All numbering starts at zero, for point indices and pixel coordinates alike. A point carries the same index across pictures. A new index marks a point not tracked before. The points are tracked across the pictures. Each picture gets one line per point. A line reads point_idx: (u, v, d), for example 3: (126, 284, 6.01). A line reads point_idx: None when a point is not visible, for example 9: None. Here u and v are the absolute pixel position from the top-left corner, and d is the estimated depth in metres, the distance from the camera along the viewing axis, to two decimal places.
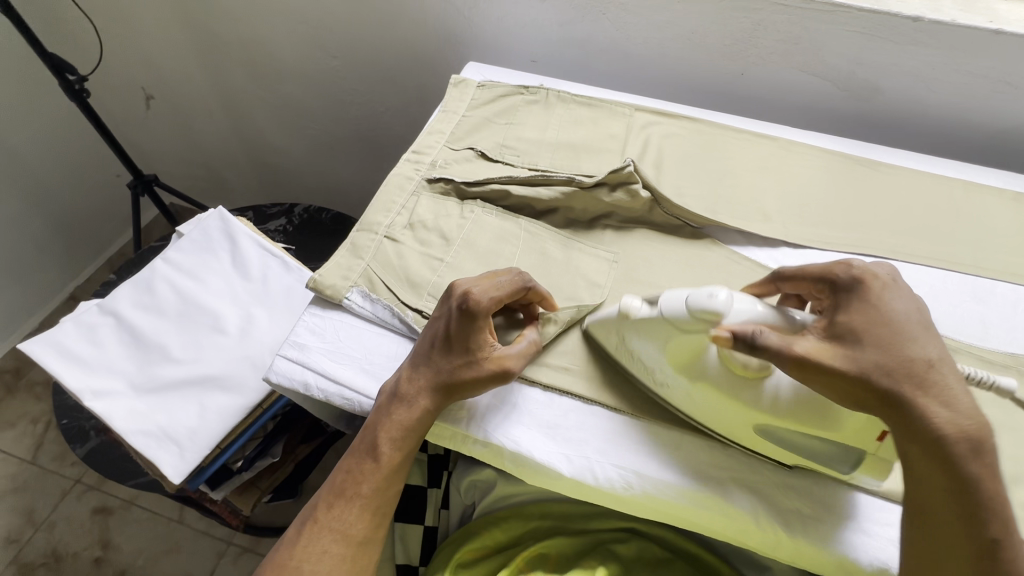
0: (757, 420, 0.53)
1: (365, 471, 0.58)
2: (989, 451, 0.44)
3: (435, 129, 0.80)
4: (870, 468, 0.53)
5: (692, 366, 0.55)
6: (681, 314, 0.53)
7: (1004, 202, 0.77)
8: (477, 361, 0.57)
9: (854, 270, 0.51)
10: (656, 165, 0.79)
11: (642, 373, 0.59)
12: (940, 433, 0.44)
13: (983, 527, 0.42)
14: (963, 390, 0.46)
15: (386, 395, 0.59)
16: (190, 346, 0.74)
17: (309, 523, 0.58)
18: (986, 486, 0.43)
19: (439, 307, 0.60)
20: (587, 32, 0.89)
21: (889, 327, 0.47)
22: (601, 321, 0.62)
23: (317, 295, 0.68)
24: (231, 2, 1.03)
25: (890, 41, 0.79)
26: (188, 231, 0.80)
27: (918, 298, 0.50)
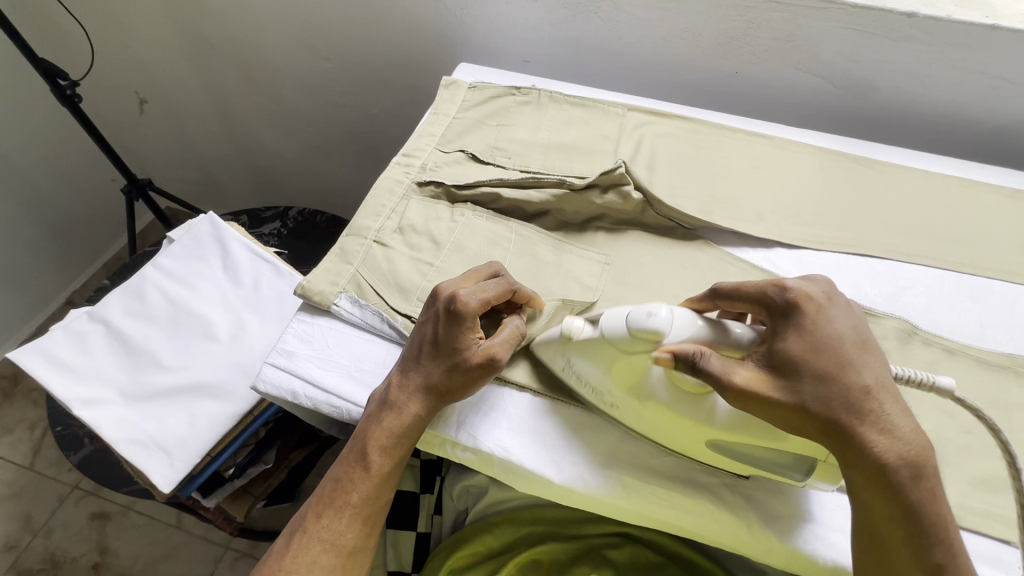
0: (710, 437, 0.49)
1: (358, 479, 0.52)
2: (931, 475, 0.43)
3: (426, 132, 0.80)
4: (822, 475, 0.49)
5: (640, 386, 0.50)
6: (621, 334, 0.49)
7: (1001, 200, 0.77)
8: (464, 366, 0.52)
9: (788, 292, 0.46)
10: (649, 165, 0.80)
11: (594, 396, 0.54)
12: (882, 462, 0.42)
13: (927, 554, 0.42)
14: (902, 414, 0.44)
15: (376, 403, 0.54)
16: (179, 354, 0.73)
17: (296, 532, 0.52)
18: (928, 511, 0.42)
19: (423, 314, 0.55)
20: (581, 30, 0.94)
21: (824, 352, 0.44)
22: (543, 342, 0.56)
23: (306, 301, 0.63)
24: (226, 9, 1.14)
25: (884, 37, 0.81)
26: (180, 237, 0.81)
27: (853, 312, 0.47)
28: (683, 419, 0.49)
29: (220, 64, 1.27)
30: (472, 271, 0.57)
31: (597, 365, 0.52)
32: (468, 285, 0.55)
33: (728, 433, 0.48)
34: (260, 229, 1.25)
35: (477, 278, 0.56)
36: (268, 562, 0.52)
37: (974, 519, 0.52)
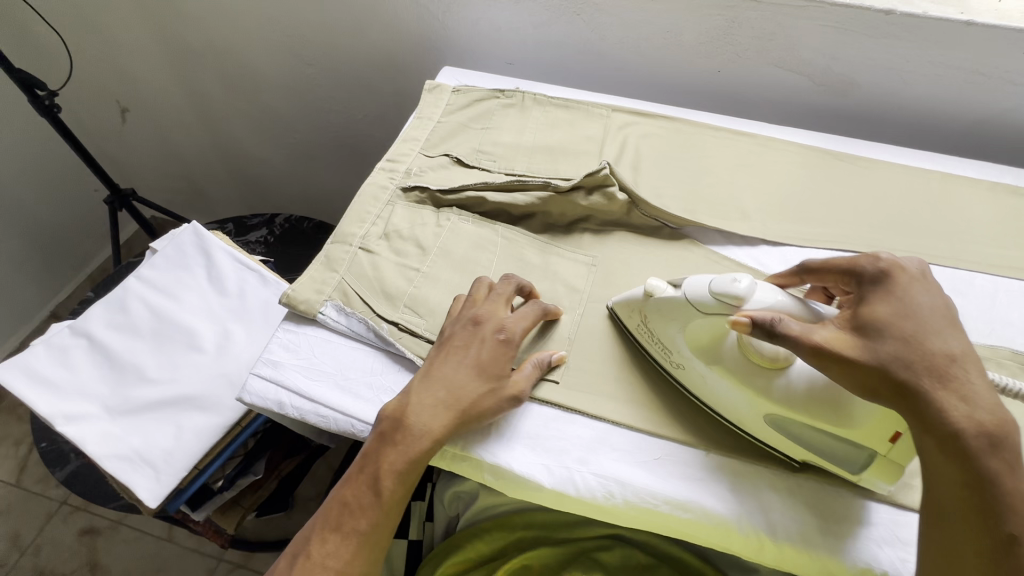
0: (771, 412, 0.50)
1: (367, 502, 0.51)
2: (1010, 448, 0.42)
3: (411, 137, 0.80)
4: (880, 473, 0.49)
5: (715, 349, 0.53)
6: (704, 298, 0.51)
7: (979, 193, 0.78)
8: (514, 393, 0.54)
9: (880, 262, 0.50)
10: (635, 166, 0.80)
11: (661, 352, 0.56)
12: (959, 426, 0.42)
13: (999, 521, 0.40)
14: (984, 387, 0.44)
15: (391, 422, 0.52)
16: (164, 366, 0.72)
17: (300, 555, 0.51)
18: (1005, 481, 0.41)
19: (465, 335, 0.56)
20: (564, 32, 0.95)
21: (910, 319, 0.46)
22: (623, 300, 0.60)
23: (291, 311, 0.62)
24: (206, 15, 1.14)
25: (862, 34, 0.81)
26: (163, 248, 0.81)
27: (945, 294, 0.49)
28: (747, 387, 0.51)
29: (203, 72, 1.26)
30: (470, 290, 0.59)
31: (673, 325, 0.54)
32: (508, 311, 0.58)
33: (791, 409, 0.49)
34: (245, 237, 1.24)
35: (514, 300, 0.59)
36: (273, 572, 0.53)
37: None
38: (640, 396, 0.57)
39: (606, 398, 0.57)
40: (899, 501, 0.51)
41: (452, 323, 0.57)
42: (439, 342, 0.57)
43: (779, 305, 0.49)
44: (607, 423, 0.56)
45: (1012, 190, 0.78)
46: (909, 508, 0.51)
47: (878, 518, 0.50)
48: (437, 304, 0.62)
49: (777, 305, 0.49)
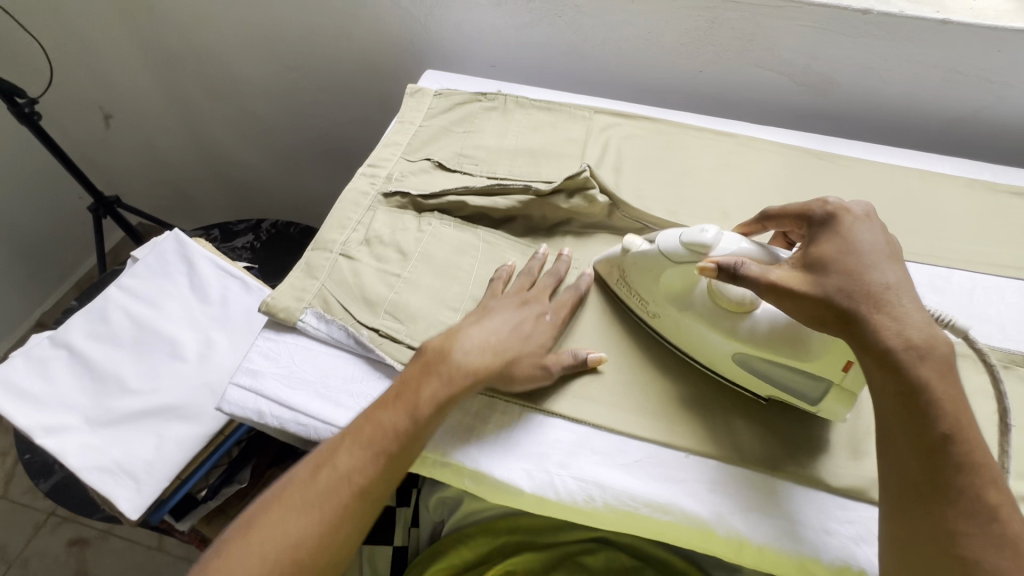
0: (737, 350, 0.53)
1: (401, 426, 0.51)
2: (939, 359, 0.43)
3: (392, 141, 0.80)
4: (836, 400, 0.52)
5: (686, 295, 0.56)
6: (675, 249, 0.54)
7: (957, 189, 0.79)
8: (548, 363, 0.56)
9: (829, 206, 0.52)
10: (616, 167, 0.81)
11: (637, 301, 0.60)
12: (894, 344, 0.44)
13: (934, 424, 0.42)
14: (918, 310, 0.45)
15: (440, 355, 0.54)
16: (146, 375, 0.72)
17: (323, 465, 0.49)
18: (936, 390, 0.43)
19: (512, 304, 0.59)
20: (546, 34, 0.95)
21: (851, 255, 0.48)
22: (605, 256, 0.63)
23: (271, 319, 0.62)
24: (186, 20, 1.13)
25: (841, 34, 0.82)
26: (144, 257, 0.81)
27: (890, 233, 0.50)
28: (713, 328, 0.54)
29: (186, 77, 1.25)
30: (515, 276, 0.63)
31: (647, 275, 0.57)
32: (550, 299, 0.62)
33: (755, 347, 0.52)
34: (231, 243, 1.23)
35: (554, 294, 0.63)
36: (284, 478, 0.50)
37: None
38: (625, 397, 0.57)
39: (591, 401, 0.57)
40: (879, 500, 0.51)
41: (497, 295, 0.61)
42: (484, 304, 0.60)
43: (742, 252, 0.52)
44: (588, 426, 0.56)
45: (990, 187, 0.79)
46: None
47: (856, 516, 0.51)
48: (417, 310, 0.62)
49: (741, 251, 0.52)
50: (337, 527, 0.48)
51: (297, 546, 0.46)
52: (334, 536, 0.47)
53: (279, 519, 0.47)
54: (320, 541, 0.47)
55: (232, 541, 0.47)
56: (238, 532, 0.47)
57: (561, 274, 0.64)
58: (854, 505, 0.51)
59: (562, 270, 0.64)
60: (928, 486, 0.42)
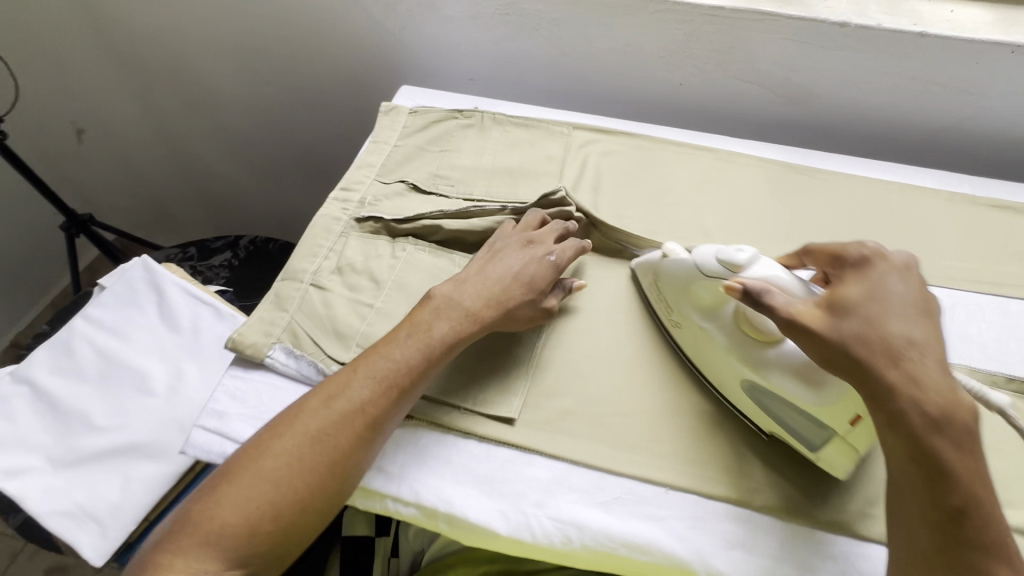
0: (746, 376, 0.53)
1: (412, 363, 0.54)
2: (960, 430, 0.42)
3: (366, 162, 0.78)
4: (839, 452, 0.50)
5: (714, 311, 0.56)
6: (710, 263, 0.55)
7: (938, 203, 0.79)
8: (547, 307, 0.60)
9: (866, 249, 0.51)
10: (595, 186, 0.79)
11: (665, 311, 0.61)
12: (909, 407, 0.42)
13: (947, 496, 0.41)
14: (943, 373, 0.44)
15: (448, 300, 0.58)
16: (113, 412, 0.69)
17: (336, 397, 0.52)
18: (952, 462, 0.41)
19: (516, 248, 0.63)
20: (524, 47, 0.93)
21: (878, 304, 0.46)
22: (644, 262, 0.65)
23: (238, 355, 0.59)
24: (158, 34, 1.10)
25: (819, 47, 0.81)
26: (111, 284, 0.78)
27: (927, 287, 0.49)
28: (728, 350, 0.54)
29: (159, 90, 1.22)
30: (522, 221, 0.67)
31: (679, 286, 0.58)
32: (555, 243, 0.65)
33: (763, 378, 0.51)
34: (208, 261, 1.20)
35: (559, 240, 0.66)
36: (293, 406, 0.52)
37: None
38: (602, 430, 0.56)
39: (564, 435, 0.55)
40: (862, 533, 0.50)
41: (505, 238, 0.64)
42: (489, 251, 0.63)
43: (773, 281, 0.51)
44: (566, 462, 0.54)
45: (970, 200, 0.79)
46: (870, 540, 0.50)
47: (838, 553, 0.50)
48: None
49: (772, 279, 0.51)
50: (347, 455, 0.50)
51: (312, 470, 0.49)
52: (344, 464, 0.50)
53: (293, 444, 0.49)
54: (332, 467, 0.49)
55: (242, 466, 0.49)
56: (248, 458, 0.49)
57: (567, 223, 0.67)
58: (837, 541, 0.50)
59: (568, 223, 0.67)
60: (936, 557, 0.41)
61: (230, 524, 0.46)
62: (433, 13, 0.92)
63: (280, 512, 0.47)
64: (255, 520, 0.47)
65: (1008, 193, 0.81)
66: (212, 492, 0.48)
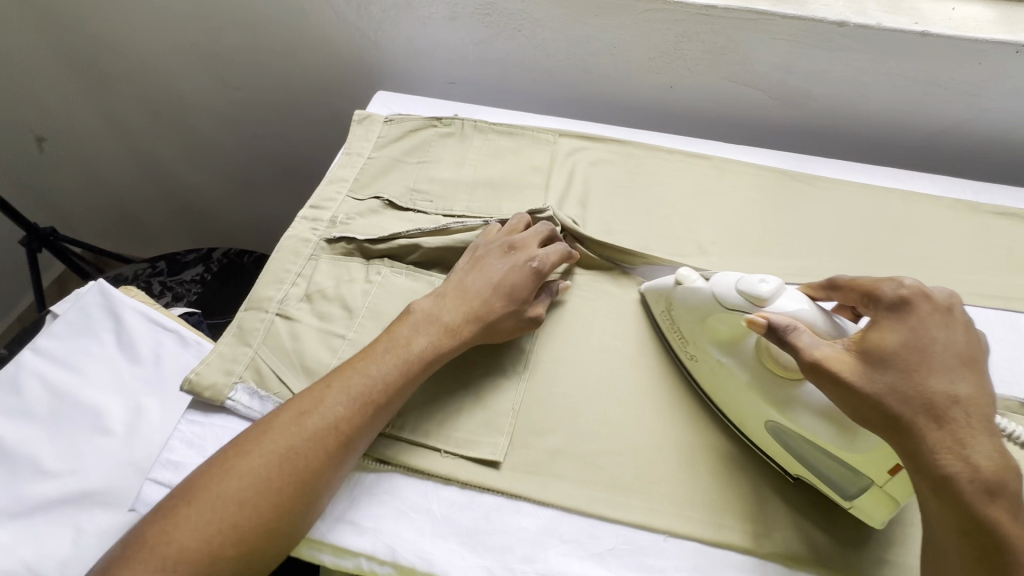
0: (772, 418, 0.49)
1: (390, 378, 0.50)
2: (1010, 497, 0.39)
3: (337, 177, 0.73)
4: (875, 500, 0.46)
5: (735, 347, 0.53)
6: (728, 295, 0.51)
7: (940, 211, 0.75)
8: (532, 316, 0.57)
9: (904, 287, 0.47)
10: (584, 198, 0.75)
11: (680, 343, 0.57)
12: (954, 471, 0.40)
13: (1002, 573, 0.38)
14: (987, 433, 0.41)
15: (426, 314, 0.54)
16: (64, 455, 0.63)
17: (307, 414, 0.48)
18: (1002, 532, 0.39)
19: (498, 255, 0.58)
20: (506, 50, 0.88)
21: (918, 354, 0.44)
22: (654, 288, 0.61)
23: (195, 397, 0.54)
24: (117, 37, 1.03)
25: (816, 47, 0.77)
26: (65, 312, 0.72)
27: (972, 334, 0.45)
28: (752, 388, 0.50)
29: (121, 97, 1.15)
30: (507, 223, 0.63)
31: (696, 319, 0.55)
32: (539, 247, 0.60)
33: (790, 419, 0.48)
34: (179, 276, 1.14)
35: (545, 242, 0.61)
36: (260, 422, 0.48)
37: None
38: (595, 471, 0.52)
39: (554, 479, 0.51)
40: None
41: (486, 243, 0.60)
42: (470, 259, 0.60)
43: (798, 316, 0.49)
44: (556, 509, 0.50)
45: (974, 207, 0.75)
46: None
47: None
48: None
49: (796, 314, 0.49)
50: (318, 475, 0.46)
51: (281, 491, 0.45)
52: (314, 485, 0.46)
53: (259, 464, 0.45)
54: (301, 489, 0.45)
55: (202, 485, 0.44)
56: (208, 478, 0.45)
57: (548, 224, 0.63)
58: None
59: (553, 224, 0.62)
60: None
61: (186, 553, 0.41)
62: (408, 14, 0.87)
63: (243, 536, 0.43)
64: (216, 544, 0.42)
65: (1011, 199, 0.77)
66: (167, 515, 0.43)
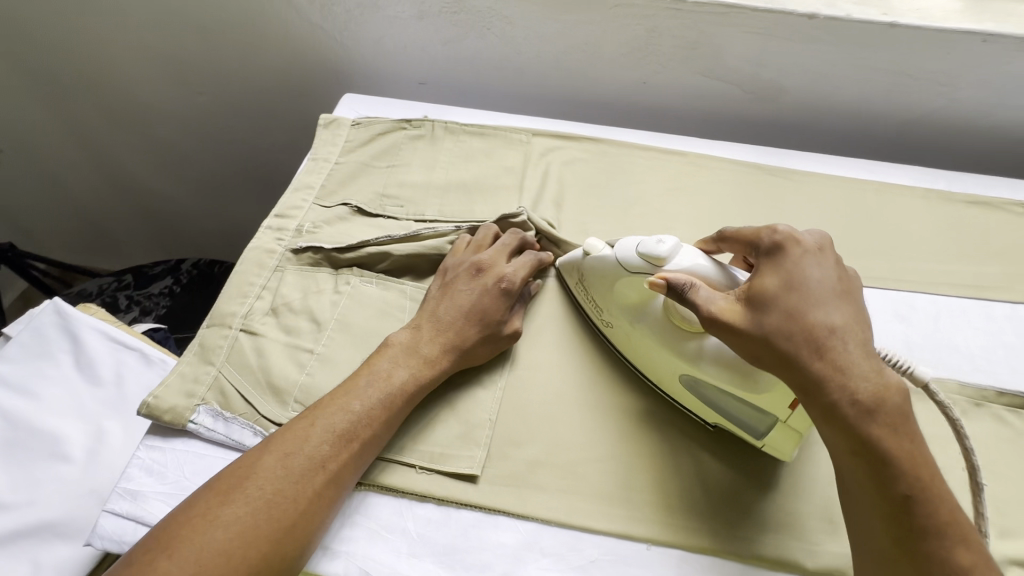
0: (683, 371, 0.50)
1: (375, 413, 0.49)
2: (892, 412, 0.40)
3: (303, 184, 0.70)
4: (784, 435, 0.48)
5: (642, 308, 0.52)
6: (632, 260, 0.51)
7: (915, 201, 0.75)
8: (511, 331, 0.56)
9: (778, 235, 0.47)
10: (558, 198, 0.73)
11: (594, 309, 0.57)
12: (842, 398, 0.40)
13: (893, 484, 0.40)
14: (865, 355, 0.42)
15: (402, 346, 0.52)
16: (18, 486, 0.60)
17: (292, 454, 0.45)
18: (889, 448, 0.40)
19: (468, 278, 0.57)
20: (475, 48, 0.86)
21: (797, 292, 0.44)
22: (566, 260, 0.60)
23: (154, 422, 0.51)
24: (70, 43, 0.98)
25: (788, 40, 0.76)
26: (17, 333, 0.68)
27: (844, 265, 0.46)
28: (663, 347, 0.50)
29: (79, 106, 1.10)
30: (475, 236, 0.62)
31: (602, 283, 0.55)
32: (508, 263, 0.59)
33: (701, 373, 0.48)
34: (147, 290, 1.10)
35: (511, 256, 0.60)
36: (241, 464, 0.45)
37: None
38: (575, 480, 0.50)
39: (533, 490, 0.50)
40: None
41: (456, 264, 0.59)
42: (441, 284, 0.58)
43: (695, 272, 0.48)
44: (537, 522, 0.49)
45: (947, 196, 0.76)
46: None
47: None
48: None
49: (694, 269, 0.48)
50: (307, 518, 0.44)
51: (270, 537, 0.42)
52: (303, 529, 0.44)
53: (245, 510, 0.42)
54: (290, 533, 0.43)
55: (184, 536, 0.41)
56: (188, 529, 0.41)
57: (495, 228, 0.63)
58: None
59: (522, 235, 0.61)
60: (891, 550, 0.40)
61: None
62: (373, 13, 0.84)
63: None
64: None
65: (982, 187, 0.78)
66: (142, 568, 0.39)
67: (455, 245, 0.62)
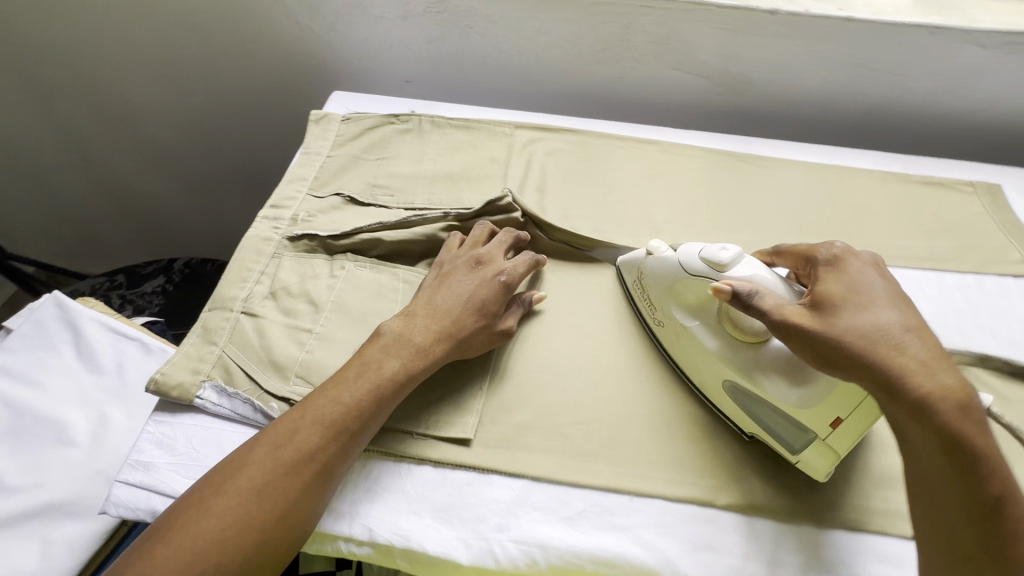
0: (729, 376, 0.52)
1: (361, 404, 0.50)
2: (975, 410, 0.42)
3: (297, 176, 0.73)
4: (820, 453, 0.49)
5: (698, 310, 0.55)
6: (693, 264, 0.54)
7: (874, 182, 0.81)
8: (504, 327, 0.57)
9: (835, 249, 0.52)
10: (541, 185, 0.77)
11: (649, 310, 0.60)
12: (929, 394, 0.41)
13: (984, 484, 0.40)
14: (940, 355, 0.44)
15: (392, 336, 0.54)
16: (26, 470, 0.62)
17: (283, 446, 0.47)
18: (978, 443, 0.41)
19: (465, 270, 0.59)
20: (459, 46, 0.90)
21: (863, 298, 0.46)
22: (629, 259, 0.63)
23: (162, 398, 0.54)
24: (60, 46, 1.00)
25: (753, 35, 0.81)
26: (18, 326, 0.70)
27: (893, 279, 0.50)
28: (713, 349, 0.53)
29: (67, 109, 1.11)
30: (470, 234, 0.64)
31: (663, 285, 0.57)
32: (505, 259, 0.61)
33: (743, 378, 0.51)
34: (139, 289, 1.11)
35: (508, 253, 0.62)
36: (234, 458, 0.47)
37: (897, 521, 0.51)
38: (563, 441, 0.54)
39: (524, 451, 0.53)
40: (822, 519, 0.51)
41: (452, 257, 0.61)
42: (438, 275, 0.59)
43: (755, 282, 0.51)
44: (528, 480, 0.52)
45: (902, 178, 0.81)
46: (833, 528, 0.50)
47: (801, 542, 0.50)
48: (333, 369, 0.56)
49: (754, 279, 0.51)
50: (299, 507, 0.46)
51: (262, 526, 0.44)
52: (294, 518, 0.45)
53: (236, 501, 0.44)
54: (282, 522, 0.45)
55: (182, 525, 0.43)
56: (185, 520, 0.43)
57: (493, 227, 0.65)
58: (798, 532, 0.50)
59: (522, 236, 0.64)
60: (979, 554, 0.40)
61: None
62: (360, 13, 0.88)
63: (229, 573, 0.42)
64: None
65: (935, 169, 0.84)
66: (143, 558, 0.42)
67: (451, 239, 0.64)
